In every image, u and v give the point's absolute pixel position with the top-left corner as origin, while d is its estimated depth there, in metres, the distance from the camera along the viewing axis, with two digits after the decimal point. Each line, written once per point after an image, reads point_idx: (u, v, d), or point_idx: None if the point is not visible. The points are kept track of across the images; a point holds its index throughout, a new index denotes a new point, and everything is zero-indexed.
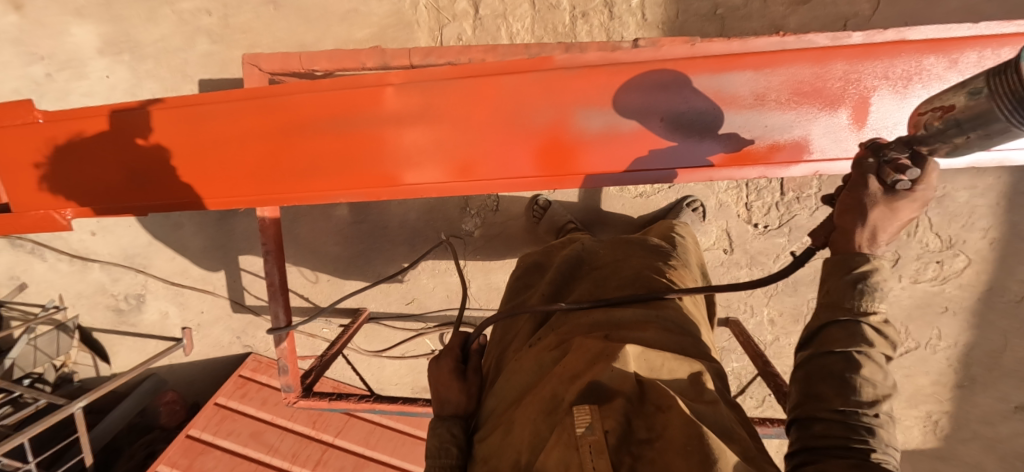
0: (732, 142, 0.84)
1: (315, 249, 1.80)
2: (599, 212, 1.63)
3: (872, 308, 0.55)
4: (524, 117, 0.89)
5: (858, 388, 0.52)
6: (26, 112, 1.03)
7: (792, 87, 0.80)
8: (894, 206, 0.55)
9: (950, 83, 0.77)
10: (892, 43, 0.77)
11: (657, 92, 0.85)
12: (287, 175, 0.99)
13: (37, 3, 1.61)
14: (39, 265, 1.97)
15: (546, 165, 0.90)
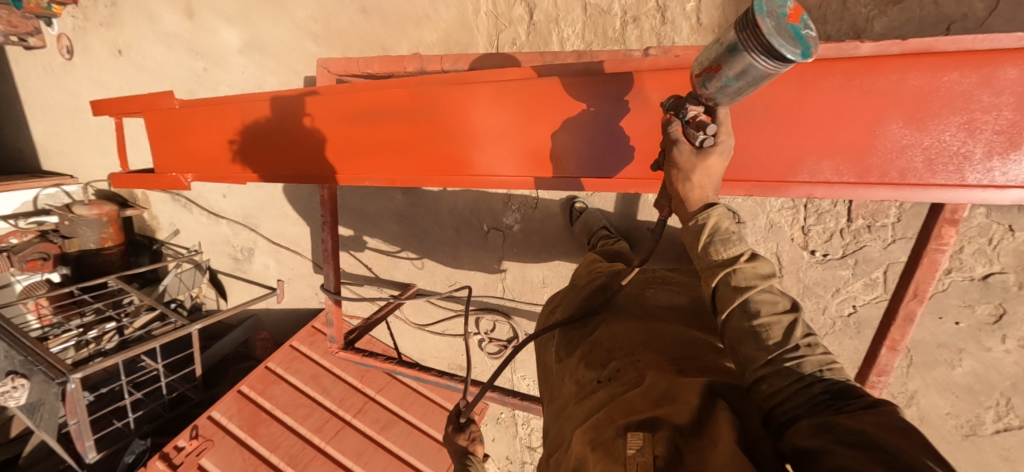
0: (768, 157, 0.80)
1: (379, 226, 2.05)
2: (636, 220, 1.60)
3: (726, 256, 0.69)
4: (575, 118, 0.92)
5: (762, 334, 0.64)
6: (168, 99, 1.35)
7: (783, 102, 0.78)
8: (704, 160, 0.67)
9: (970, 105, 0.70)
10: (903, 56, 0.71)
11: (668, 101, 0.85)
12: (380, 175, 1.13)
13: (204, 14, 2.08)
14: (189, 216, 2.56)
15: (618, 164, 0.92)
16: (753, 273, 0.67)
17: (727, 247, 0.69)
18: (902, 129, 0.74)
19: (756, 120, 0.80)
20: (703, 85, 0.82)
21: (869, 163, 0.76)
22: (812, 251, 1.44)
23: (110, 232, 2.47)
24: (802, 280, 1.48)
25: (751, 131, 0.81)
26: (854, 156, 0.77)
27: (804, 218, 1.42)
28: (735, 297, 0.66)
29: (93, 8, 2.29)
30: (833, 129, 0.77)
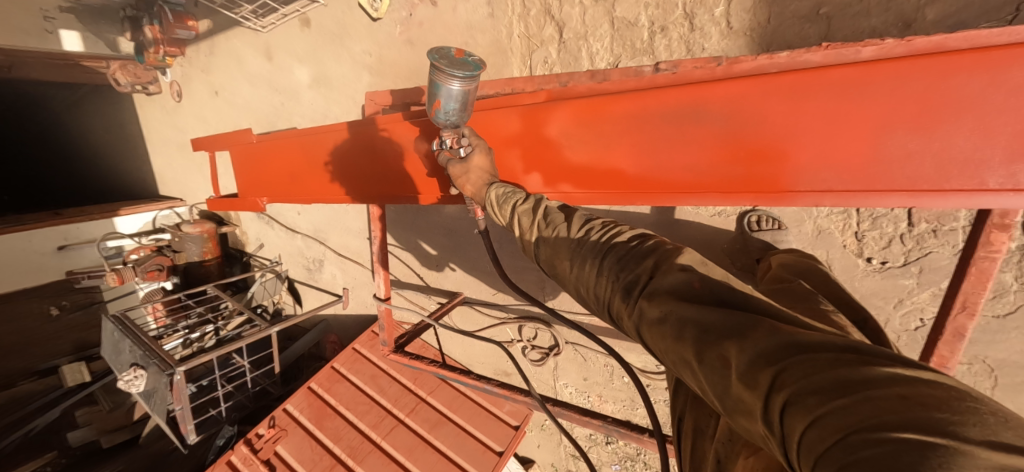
0: (776, 163, 0.91)
1: (428, 238, 2.20)
2: (672, 229, 1.58)
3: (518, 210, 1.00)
4: (609, 141, 1.06)
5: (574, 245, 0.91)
6: (246, 135, 1.57)
7: (788, 109, 0.88)
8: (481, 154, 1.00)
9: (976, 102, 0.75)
10: (890, 62, 0.79)
11: (680, 115, 0.97)
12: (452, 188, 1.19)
13: (280, 56, 2.39)
14: (271, 231, 2.91)
15: (651, 178, 1.03)
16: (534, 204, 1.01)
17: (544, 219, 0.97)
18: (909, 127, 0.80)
19: (758, 126, 0.91)
20: (727, 102, 0.92)
21: (888, 157, 0.83)
22: (867, 259, 1.33)
23: (209, 247, 2.89)
24: (858, 290, 1.36)
25: (785, 143, 0.89)
26: (886, 166, 0.83)
27: (857, 223, 1.33)
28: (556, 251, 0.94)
29: (196, 58, 2.72)
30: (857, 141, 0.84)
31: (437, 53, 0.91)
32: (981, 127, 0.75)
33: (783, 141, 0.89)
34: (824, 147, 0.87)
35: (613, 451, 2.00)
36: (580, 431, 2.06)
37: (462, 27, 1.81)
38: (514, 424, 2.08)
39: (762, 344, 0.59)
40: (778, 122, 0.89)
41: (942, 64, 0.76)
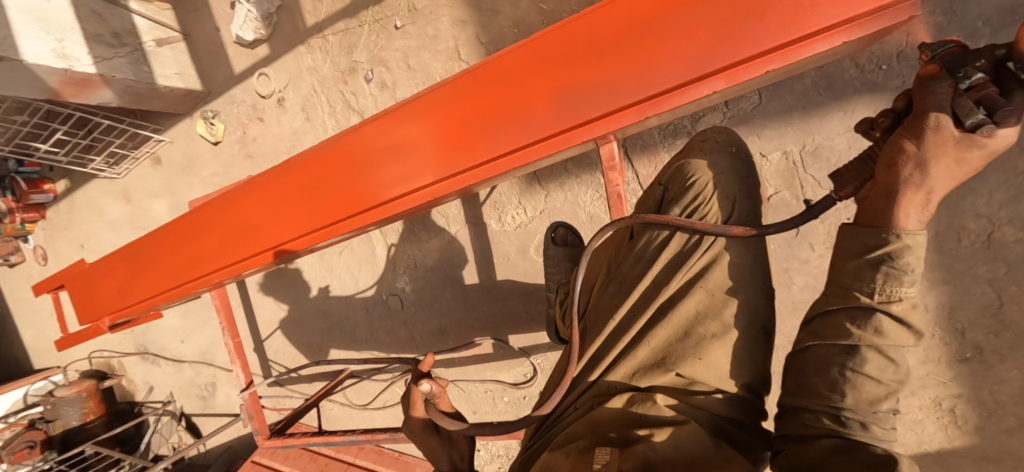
0: (590, 103, 0.85)
1: (306, 324, 2.29)
2: (493, 248, 1.85)
3: (884, 292, 0.65)
4: (413, 145, 1.01)
5: (857, 378, 0.66)
6: (80, 264, 1.67)
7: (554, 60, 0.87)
8: (960, 154, 0.56)
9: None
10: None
11: (467, 98, 0.95)
12: (306, 228, 1.17)
13: (139, 197, 2.54)
14: (158, 370, 2.82)
15: (461, 160, 0.97)
16: (888, 331, 0.65)
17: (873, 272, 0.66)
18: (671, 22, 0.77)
19: (548, 81, 0.87)
20: (504, 78, 0.91)
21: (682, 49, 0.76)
22: None
23: (90, 406, 2.69)
24: None
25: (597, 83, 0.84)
26: (777, 25, 0.70)
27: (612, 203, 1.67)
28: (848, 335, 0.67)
29: (59, 218, 2.80)
30: (699, 33, 0.75)
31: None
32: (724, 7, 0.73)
33: (620, 66, 0.81)
34: (654, 55, 0.79)
35: None
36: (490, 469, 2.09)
37: (288, 133, 2.11)
38: None
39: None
40: (612, 45, 0.82)
41: None
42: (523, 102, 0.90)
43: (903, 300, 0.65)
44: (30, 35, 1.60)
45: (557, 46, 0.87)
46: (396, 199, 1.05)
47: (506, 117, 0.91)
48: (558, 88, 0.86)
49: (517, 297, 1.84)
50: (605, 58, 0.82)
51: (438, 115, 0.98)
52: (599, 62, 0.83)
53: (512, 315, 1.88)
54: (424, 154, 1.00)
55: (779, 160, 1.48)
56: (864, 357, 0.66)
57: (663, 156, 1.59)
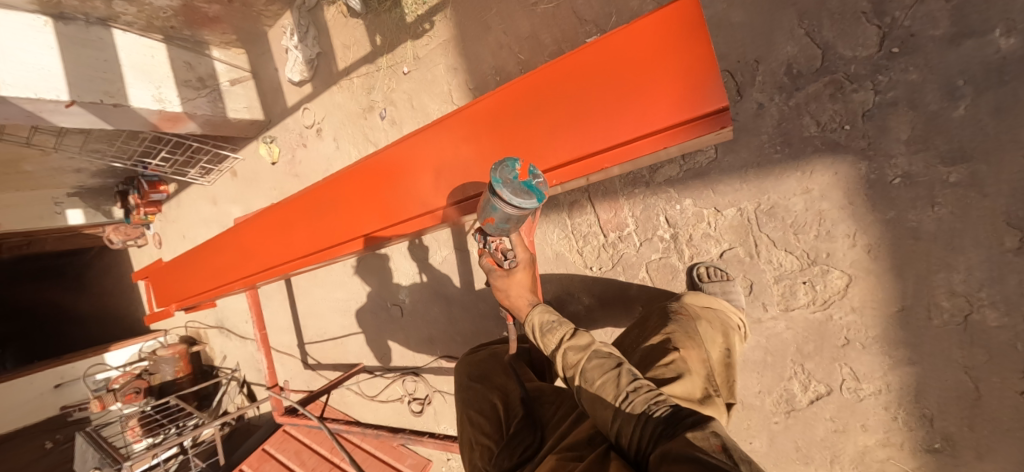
0: (495, 174, 0.95)
1: (332, 321, 2.67)
2: (474, 273, 2.03)
3: (554, 344, 1.04)
4: (373, 193, 1.17)
5: (603, 386, 0.91)
6: (157, 263, 2.18)
7: (473, 132, 0.98)
8: (511, 273, 1.07)
9: (592, 81, 0.84)
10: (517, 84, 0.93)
11: (411, 160, 1.09)
12: (290, 256, 1.42)
13: (221, 202, 3.13)
14: (230, 343, 3.44)
15: (406, 211, 1.11)
16: (577, 348, 1.00)
17: (551, 331, 1.05)
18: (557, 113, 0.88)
19: (467, 149, 1.00)
20: (439, 144, 1.04)
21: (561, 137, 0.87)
22: (591, 267, 1.75)
23: (181, 365, 3.38)
24: (595, 293, 1.75)
25: (503, 155, 0.94)
26: (634, 123, 0.80)
27: (577, 243, 1.77)
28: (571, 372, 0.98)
29: (171, 212, 3.53)
30: (552, 132, 0.88)
31: (501, 170, 0.79)
32: (597, 105, 0.83)
33: (495, 151, 0.95)
34: (519, 145, 0.92)
35: None
36: None
37: (323, 158, 2.48)
38: None
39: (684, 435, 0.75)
40: (489, 132, 0.96)
41: (634, 47, 0.80)
42: (428, 172, 1.06)
43: (564, 338, 1.04)
44: (136, 85, 2.11)
45: (466, 123, 1.00)
46: (346, 240, 1.26)
47: (418, 183, 1.08)
48: (454, 164, 1.02)
49: (491, 321, 2.00)
50: (486, 143, 0.96)
51: (391, 171, 1.13)
52: (503, 137, 0.94)
53: (488, 336, 2.05)
54: (362, 206, 1.20)
55: (734, 216, 1.47)
56: (589, 374, 0.94)
57: (624, 203, 1.64)
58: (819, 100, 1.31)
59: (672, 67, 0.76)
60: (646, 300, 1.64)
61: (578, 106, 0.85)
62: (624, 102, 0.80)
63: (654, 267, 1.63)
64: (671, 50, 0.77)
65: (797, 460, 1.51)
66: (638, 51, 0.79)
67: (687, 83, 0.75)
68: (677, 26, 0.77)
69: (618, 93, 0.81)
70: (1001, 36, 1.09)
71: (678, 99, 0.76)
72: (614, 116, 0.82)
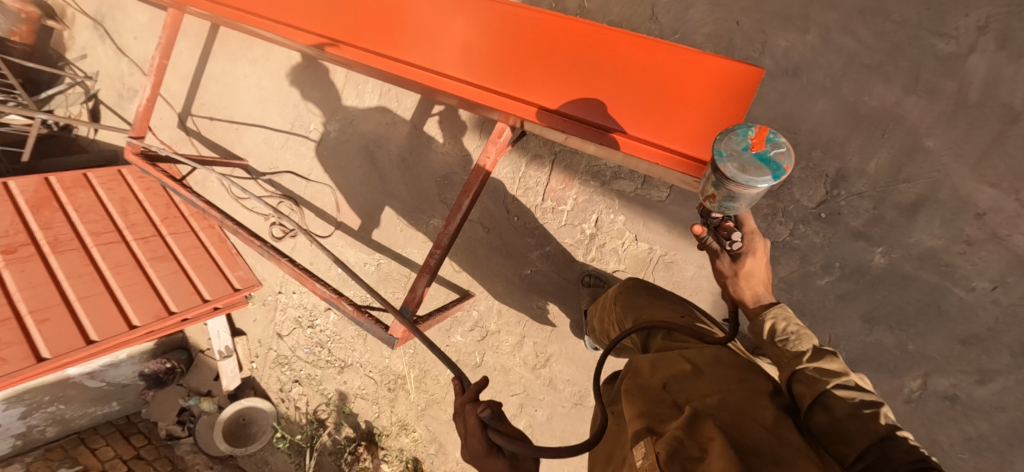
0: (514, 84, 0.96)
1: (237, 101, 2.37)
2: (413, 155, 2.00)
3: (794, 348, 0.85)
4: (395, 15, 1.10)
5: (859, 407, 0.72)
6: None
7: (523, 37, 0.97)
8: (739, 261, 0.89)
9: (645, 71, 0.88)
10: (588, 26, 0.93)
11: (451, 16, 1.04)
12: (260, 6, 1.25)
13: None
14: (100, 47, 2.85)
15: (415, 53, 1.06)
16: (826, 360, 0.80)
17: (785, 343, 0.86)
18: (599, 76, 0.91)
19: (509, 46, 0.98)
20: (488, 22, 1.01)
21: (587, 97, 0.91)
22: (514, 216, 1.82)
23: (21, 30, 2.64)
24: (501, 238, 1.84)
25: (535, 75, 0.95)
26: (651, 129, 0.86)
27: (516, 188, 1.82)
28: (807, 395, 0.78)
29: None
30: (579, 88, 0.92)
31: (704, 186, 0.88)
32: (635, 94, 0.88)
33: (525, 66, 0.96)
34: (547, 78, 0.94)
35: (308, 336, 2.23)
36: (291, 315, 2.28)
37: None
38: (236, 286, 2.26)
39: None
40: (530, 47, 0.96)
41: (696, 71, 0.85)
42: (454, 38, 1.03)
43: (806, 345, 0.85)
44: None
45: (524, 22, 0.98)
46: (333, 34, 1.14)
47: (439, 41, 1.05)
48: (481, 49, 1.01)
49: (402, 204, 2.03)
50: (525, 53, 0.96)
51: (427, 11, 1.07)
52: (546, 61, 0.95)
53: (388, 214, 2.05)
54: (374, 19, 1.12)
55: (644, 250, 1.67)
56: (831, 399, 0.75)
57: (576, 184, 1.73)
58: (757, 213, 1.59)
59: (707, 111, 0.83)
60: (537, 268, 1.79)
61: (618, 83, 0.89)
62: (655, 109, 0.86)
63: (561, 249, 1.76)
64: (709, 97, 0.83)
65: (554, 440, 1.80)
66: (686, 78, 0.85)
67: (700, 130, 0.84)
68: (727, 83, 0.83)
69: (649, 100, 0.87)
70: (878, 253, 1.48)
71: (685, 138, 0.84)
72: (631, 113, 0.88)
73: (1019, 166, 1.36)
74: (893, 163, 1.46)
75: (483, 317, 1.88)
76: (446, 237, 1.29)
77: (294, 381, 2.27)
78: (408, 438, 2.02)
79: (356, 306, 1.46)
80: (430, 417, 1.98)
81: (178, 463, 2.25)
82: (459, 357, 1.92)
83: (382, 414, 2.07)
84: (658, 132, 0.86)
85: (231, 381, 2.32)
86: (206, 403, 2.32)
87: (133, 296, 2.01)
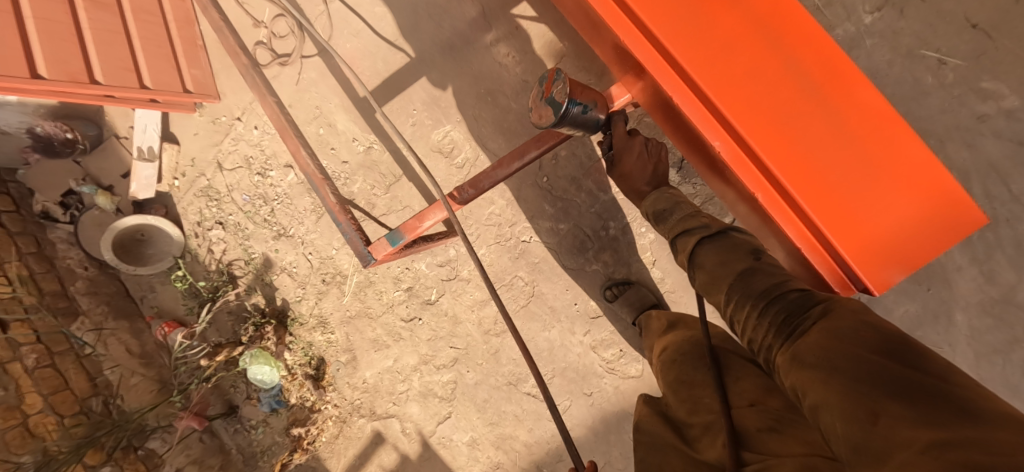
0: (735, 102, 0.81)
1: None
2: (467, 49, 1.65)
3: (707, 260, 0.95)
4: None
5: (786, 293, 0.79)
6: None
7: (773, 47, 0.81)
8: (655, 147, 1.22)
9: (874, 161, 0.80)
10: (850, 77, 0.80)
11: None
12: None
13: None
14: None
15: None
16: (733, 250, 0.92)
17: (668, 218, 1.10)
18: (825, 142, 0.80)
19: (750, 51, 0.82)
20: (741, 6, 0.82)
21: (804, 158, 0.80)
22: (544, 176, 1.59)
23: None
24: (518, 190, 1.61)
25: (762, 102, 0.81)
26: (845, 227, 0.80)
27: (562, 147, 1.57)
28: (684, 256, 1.03)
29: None
30: (806, 145, 0.81)
31: (533, 97, 0.98)
32: (852, 181, 0.80)
33: (766, 86, 0.81)
34: (779, 111, 0.81)
35: (253, 184, 1.90)
36: (242, 151, 1.91)
37: None
38: (188, 89, 1.85)
39: (900, 384, 0.57)
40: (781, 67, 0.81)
41: (923, 191, 0.79)
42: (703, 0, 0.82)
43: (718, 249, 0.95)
44: None
45: (782, 32, 0.81)
46: None
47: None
48: (727, 33, 0.82)
49: (427, 97, 1.69)
50: (764, 73, 0.81)
51: None
52: (782, 93, 0.81)
53: (406, 98, 1.71)
54: None
55: (653, 277, 1.55)
56: (703, 258, 0.96)
57: None
58: None
59: (903, 235, 0.80)
60: (539, 240, 1.60)
61: (842, 161, 0.80)
62: (863, 208, 0.80)
63: (574, 233, 1.58)
64: (919, 230, 0.80)
65: (472, 405, 1.71)
66: (915, 196, 0.79)
67: (886, 256, 0.81)
68: (943, 225, 0.80)
69: (866, 197, 0.80)
70: None
71: (875, 256, 0.80)
72: (840, 202, 0.80)
73: (1009, 374, 1.40)
74: (916, 319, 1.46)
75: (459, 259, 1.68)
76: (494, 180, 1.06)
77: (216, 222, 1.95)
78: (323, 336, 1.84)
79: (339, 200, 1.17)
80: (355, 327, 1.81)
81: (47, 248, 1.90)
82: (414, 285, 1.73)
83: (304, 301, 1.86)
84: (849, 234, 0.80)
85: (143, 189, 1.93)
86: (103, 199, 1.95)
87: (47, 39, 1.48)
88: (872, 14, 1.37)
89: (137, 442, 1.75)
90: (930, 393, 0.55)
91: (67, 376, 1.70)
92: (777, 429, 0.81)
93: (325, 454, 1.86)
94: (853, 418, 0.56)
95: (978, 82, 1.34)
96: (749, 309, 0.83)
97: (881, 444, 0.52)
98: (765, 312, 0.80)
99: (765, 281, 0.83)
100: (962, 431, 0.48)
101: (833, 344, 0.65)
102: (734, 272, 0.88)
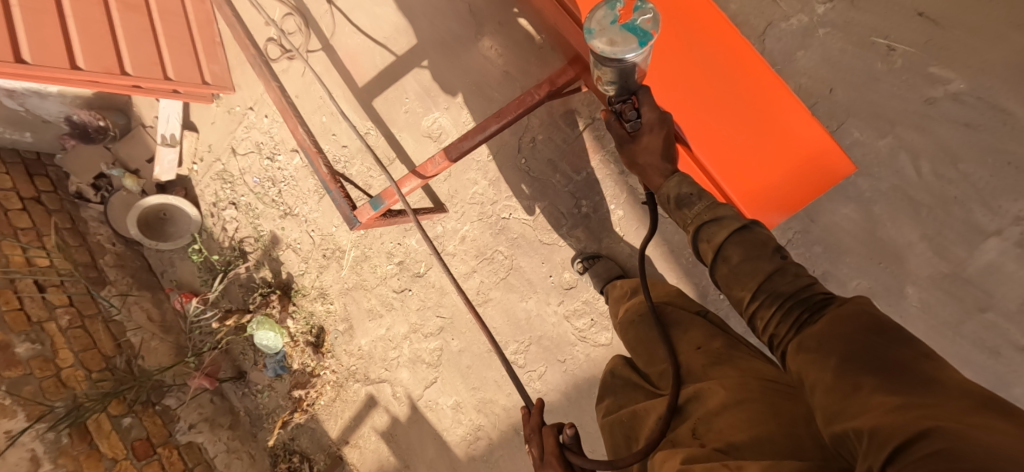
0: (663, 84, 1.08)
1: None
2: (454, 43, 1.79)
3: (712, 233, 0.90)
4: None
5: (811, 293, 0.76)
6: None
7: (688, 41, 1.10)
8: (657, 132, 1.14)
9: (765, 125, 1.07)
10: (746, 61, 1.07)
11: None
12: None
13: None
14: None
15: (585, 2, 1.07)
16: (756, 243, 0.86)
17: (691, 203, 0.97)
18: (729, 111, 1.09)
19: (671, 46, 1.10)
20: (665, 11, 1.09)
21: (713, 125, 1.09)
22: (522, 158, 1.72)
23: None
24: (499, 172, 1.74)
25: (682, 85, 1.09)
26: (743, 176, 1.08)
27: (538, 132, 1.69)
28: (709, 251, 0.90)
29: None
30: (712, 119, 1.10)
31: (602, 15, 0.83)
32: (749, 141, 1.08)
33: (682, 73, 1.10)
34: (694, 92, 1.10)
35: (263, 167, 2.08)
36: (254, 138, 2.10)
37: None
38: (206, 81, 2.05)
39: (890, 361, 0.56)
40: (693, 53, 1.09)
41: (799, 145, 1.07)
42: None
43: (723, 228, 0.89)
44: None
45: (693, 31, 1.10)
46: None
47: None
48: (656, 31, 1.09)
49: (418, 87, 1.85)
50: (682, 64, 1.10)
51: None
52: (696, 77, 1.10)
53: (400, 88, 1.87)
54: None
55: (622, 252, 1.66)
56: (728, 251, 0.86)
57: (596, 158, 1.65)
58: None
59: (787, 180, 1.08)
60: (517, 217, 1.72)
61: (742, 126, 1.08)
62: (757, 161, 1.08)
63: (549, 210, 1.70)
64: (798, 175, 1.08)
65: (456, 370, 1.84)
66: (793, 149, 1.06)
67: (776, 198, 1.09)
68: (816, 170, 1.07)
69: (757, 152, 1.08)
70: None
71: (763, 196, 1.09)
72: (739, 157, 1.08)
73: (960, 347, 1.46)
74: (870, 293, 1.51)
75: (445, 235, 1.82)
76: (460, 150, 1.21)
77: (230, 202, 2.14)
78: (323, 306, 2.01)
79: (330, 171, 1.33)
80: (352, 298, 1.97)
81: (80, 225, 2.13)
82: (404, 259, 1.89)
83: (307, 274, 2.03)
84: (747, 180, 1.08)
85: (166, 172, 2.14)
86: (129, 181, 2.15)
87: (85, 34, 1.70)
88: (824, 5, 1.46)
89: (155, 398, 1.92)
90: (912, 368, 0.53)
91: (96, 336, 1.90)
92: (716, 362, 0.91)
93: (323, 415, 2.03)
94: (836, 390, 0.56)
95: (926, 68, 1.41)
96: (773, 308, 0.78)
97: (854, 411, 0.53)
98: (788, 313, 0.76)
99: (790, 282, 0.78)
100: (921, 398, 0.48)
101: (836, 329, 0.64)
102: (761, 272, 0.81)
